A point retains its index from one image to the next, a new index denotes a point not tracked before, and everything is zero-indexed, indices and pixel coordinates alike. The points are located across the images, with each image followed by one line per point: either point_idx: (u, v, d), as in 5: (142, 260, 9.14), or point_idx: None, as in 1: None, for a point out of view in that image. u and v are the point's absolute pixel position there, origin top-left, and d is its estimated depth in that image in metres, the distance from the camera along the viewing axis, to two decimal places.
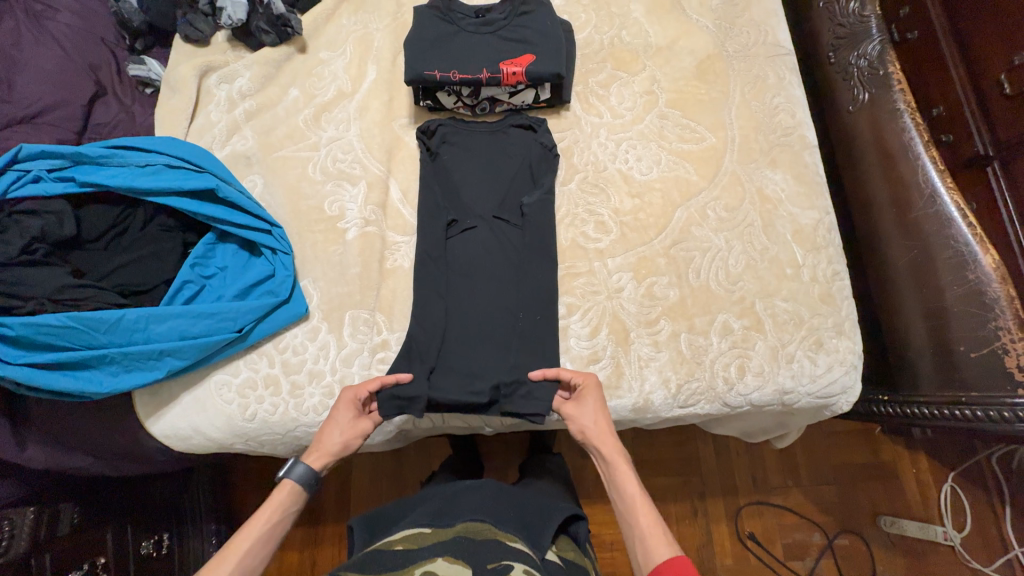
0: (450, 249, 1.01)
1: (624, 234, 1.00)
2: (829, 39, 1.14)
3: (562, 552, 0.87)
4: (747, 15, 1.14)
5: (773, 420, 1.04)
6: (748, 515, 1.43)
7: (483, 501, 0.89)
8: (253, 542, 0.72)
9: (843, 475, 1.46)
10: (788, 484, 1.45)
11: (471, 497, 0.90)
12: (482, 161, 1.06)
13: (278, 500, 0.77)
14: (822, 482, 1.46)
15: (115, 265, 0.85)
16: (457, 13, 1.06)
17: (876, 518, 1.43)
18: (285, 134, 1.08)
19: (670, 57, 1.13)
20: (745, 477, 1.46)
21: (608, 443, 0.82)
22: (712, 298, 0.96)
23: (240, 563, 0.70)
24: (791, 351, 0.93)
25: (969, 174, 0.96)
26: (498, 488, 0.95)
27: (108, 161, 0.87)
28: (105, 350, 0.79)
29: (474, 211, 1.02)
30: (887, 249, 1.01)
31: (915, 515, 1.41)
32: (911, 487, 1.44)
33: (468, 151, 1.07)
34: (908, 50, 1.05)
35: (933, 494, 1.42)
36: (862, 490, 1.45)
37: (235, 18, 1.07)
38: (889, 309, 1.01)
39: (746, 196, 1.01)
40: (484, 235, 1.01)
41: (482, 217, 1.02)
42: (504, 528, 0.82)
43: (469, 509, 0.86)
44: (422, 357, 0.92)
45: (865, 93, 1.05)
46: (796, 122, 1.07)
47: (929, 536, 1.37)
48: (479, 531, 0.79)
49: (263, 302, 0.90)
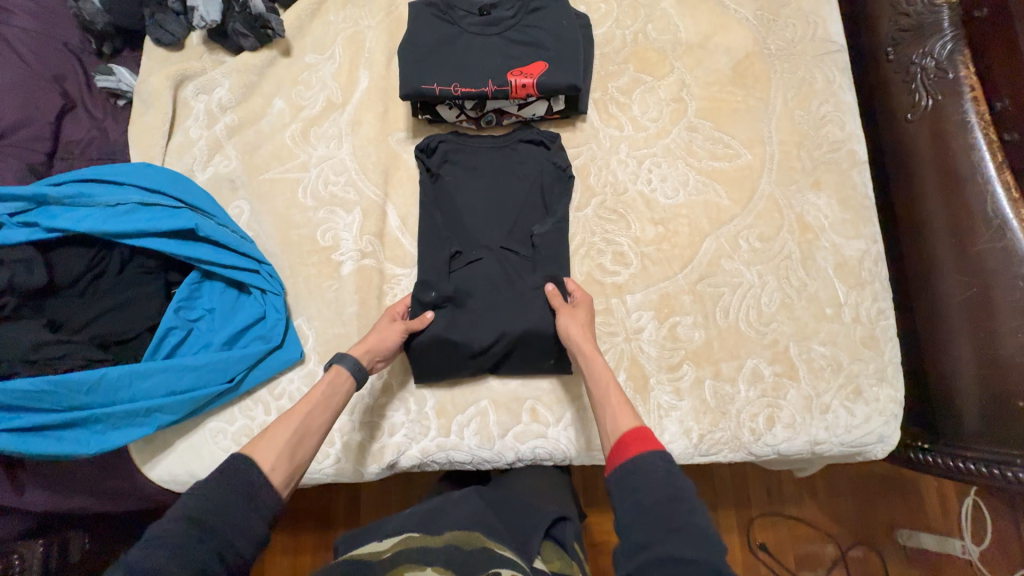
0: (454, 286, 0.90)
1: (645, 267, 0.91)
2: (889, 30, 0.98)
3: (548, 563, 0.71)
4: (794, 4, 0.99)
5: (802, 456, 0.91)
6: (761, 527, 1.28)
7: (471, 508, 0.76)
8: (311, 410, 0.70)
9: (861, 484, 1.30)
10: (803, 496, 1.30)
11: (460, 504, 0.77)
12: (487, 182, 0.95)
13: (328, 380, 0.74)
14: (840, 495, 1.30)
15: (92, 315, 0.78)
16: (457, 10, 0.92)
17: (892, 531, 1.28)
18: (270, 153, 0.98)
19: (702, 57, 0.99)
20: (760, 487, 1.29)
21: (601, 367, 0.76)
22: (742, 341, 0.87)
23: (298, 425, 0.67)
24: (826, 401, 0.85)
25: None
26: (488, 493, 0.82)
27: (78, 202, 0.79)
28: (88, 411, 0.74)
29: (479, 241, 0.92)
30: (940, 284, 0.89)
31: (932, 527, 1.27)
32: (931, 495, 1.29)
33: (471, 170, 0.96)
34: (977, 30, 0.88)
35: (952, 504, 1.28)
36: (881, 501, 1.30)
37: (208, 19, 0.95)
38: (936, 348, 0.90)
39: (784, 225, 0.91)
40: (492, 269, 0.91)
41: (488, 247, 0.92)
42: (496, 538, 0.69)
43: (459, 515, 0.74)
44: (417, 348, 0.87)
45: (929, 98, 0.91)
46: (845, 134, 0.94)
47: (946, 549, 1.23)
48: (470, 537, 0.67)
49: (254, 350, 0.84)
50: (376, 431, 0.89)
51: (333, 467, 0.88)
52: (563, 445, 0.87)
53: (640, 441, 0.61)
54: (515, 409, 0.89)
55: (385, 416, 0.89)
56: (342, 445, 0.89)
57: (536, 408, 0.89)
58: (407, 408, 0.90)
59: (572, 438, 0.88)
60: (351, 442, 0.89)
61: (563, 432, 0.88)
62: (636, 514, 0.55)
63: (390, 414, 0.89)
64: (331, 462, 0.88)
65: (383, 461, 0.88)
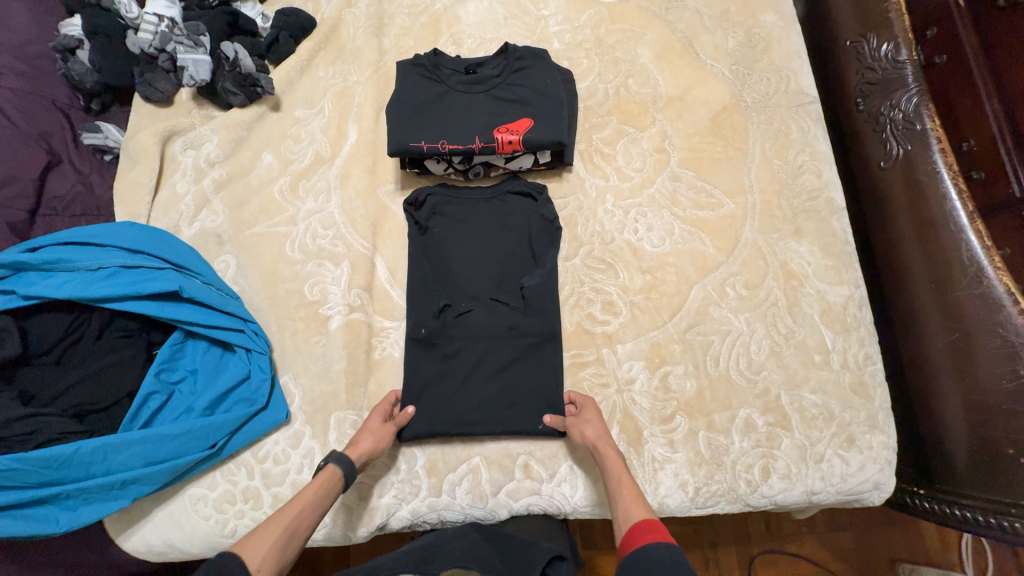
0: (443, 343, 0.89)
1: (635, 316, 0.91)
2: (857, 82, 1.03)
3: None
4: (766, 59, 1.04)
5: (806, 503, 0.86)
6: (762, 566, 1.21)
7: (469, 547, 0.72)
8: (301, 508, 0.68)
9: (858, 516, 1.24)
10: (802, 531, 1.22)
11: (454, 542, 0.74)
12: (475, 234, 0.96)
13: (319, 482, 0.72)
14: (839, 528, 1.22)
15: (69, 384, 0.77)
16: (444, 69, 0.95)
17: (893, 566, 1.20)
18: (258, 207, 0.98)
19: (682, 109, 1.02)
20: (758, 522, 1.23)
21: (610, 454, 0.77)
22: (733, 391, 0.87)
23: (289, 526, 0.65)
24: (820, 450, 0.85)
25: (1002, 219, 0.86)
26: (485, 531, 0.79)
27: (56, 267, 0.78)
28: (60, 487, 0.71)
29: (469, 292, 0.92)
30: (923, 329, 0.90)
31: (933, 562, 1.20)
32: (929, 527, 1.23)
33: (460, 223, 0.96)
34: (937, 75, 0.94)
35: (952, 536, 1.21)
36: (878, 532, 1.23)
37: (197, 78, 0.98)
38: (924, 391, 0.90)
39: (768, 272, 0.92)
40: (483, 320, 0.90)
41: (478, 298, 0.92)
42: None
43: (452, 554, 0.70)
44: (411, 398, 0.87)
45: (899, 147, 0.94)
46: (822, 182, 0.96)
47: None
48: None
49: (238, 413, 0.82)
50: (365, 492, 0.85)
51: (322, 533, 0.84)
52: (558, 501, 0.85)
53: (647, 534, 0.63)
54: (509, 466, 0.86)
55: (375, 477, 0.86)
56: (335, 509, 0.85)
57: (529, 464, 0.86)
58: (396, 468, 0.86)
59: (567, 493, 0.85)
60: (340, 506, 0.85)
61: (558, 488, 0.85)
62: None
63: (380, 474, 0.86)
64: (322, 528, 0.84)
65: (373, 525, 0.84)
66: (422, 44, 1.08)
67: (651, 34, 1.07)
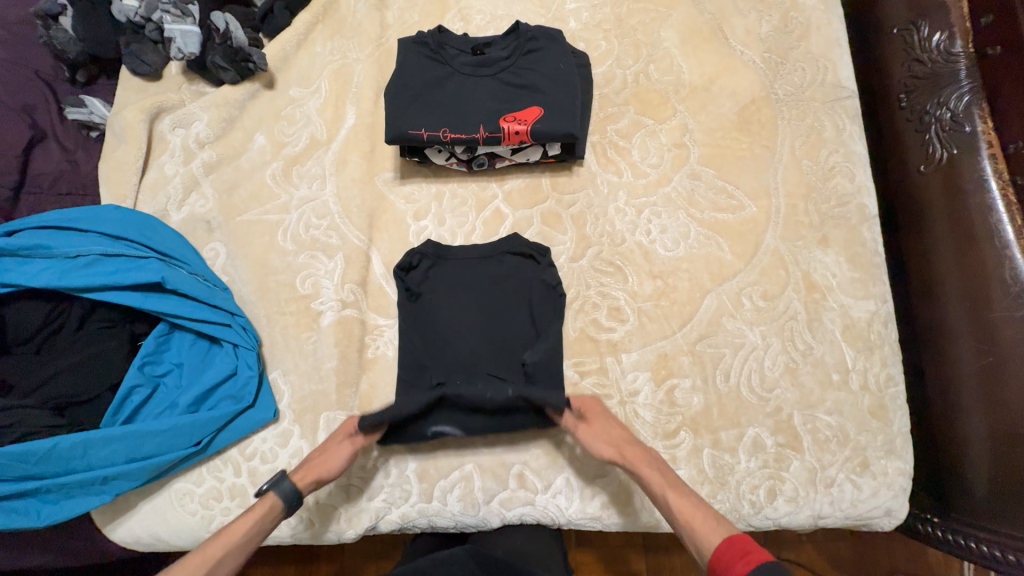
0: (439, 406, 0.81)
1: (642, 324, 0.86)
2: (901, 76, 0.93)
3: None
4: (803, 47, 0.95)
5: (813, 526, 0.82)
6: None
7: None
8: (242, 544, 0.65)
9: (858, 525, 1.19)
10: (801, 538, 1.18)
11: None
12: (472, 300, 0.87)
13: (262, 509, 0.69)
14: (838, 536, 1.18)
15: (48, 374, 0.74)
16: (449, 49, 0.87)
17: None
18: (249, 193, 0.93)
19: (706, 100, 0.94)
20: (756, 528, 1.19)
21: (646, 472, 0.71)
22: (743, 408, 0.82)
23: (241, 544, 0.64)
24: (831, 474, 0.80)
25: None
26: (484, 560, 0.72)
27: (33, 254, 0.75)
28: (40, 481, 0.69)
29: (464, 367, 0.83)
30: (953, 349, 0.83)
31: None
32: None
33: (455, 284, 0.88)
34: (986, 68, 0.83)
35: None
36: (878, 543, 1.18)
37: (185, 51, 0.91)
38: (947, 417, 0.84)
39: (789, 282, 0.86)
40: (482, 378, 0.83)
41: (474, 371, 0.83)
42: None
43: None
44: (410, 383, 0.83)
45: (944, 151, 0.86)
46: (855, 187, 0.89)
47: None
48: None
49: (223, 411, 0.78)
50: (353, 495, 0.83)
51: (306, 531, 0.82)
52: (552, 513, 0.82)
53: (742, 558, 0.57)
54: (502, 475, 0.83)
55: (363, 479, 0.83)
56: (302, 506, 0.83)
57: (524, 474, 0.83)
58: (386, 471, 0.83)
59: (563, 505, 0.82)
60: (326, 507, 0.83)
61: (554, 499, 0.82)
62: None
63: (369, 478, 0.83)
64: (283, 525, 0.82)
65: (361, 527, 0.82)
66: (428, 20, 1.00)
67: (677, 15, 0.98)
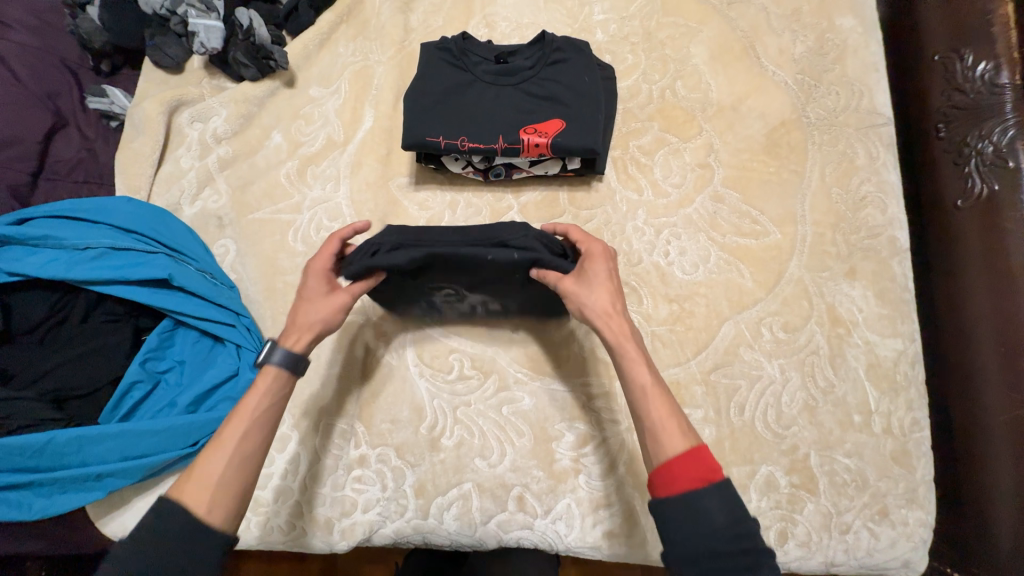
0: (437, 291, 0.81)
1: (655, 349, 0.83)
2: (941, 105, 0.89)
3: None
4: (838, 69, 0.91)
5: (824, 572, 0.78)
6: None
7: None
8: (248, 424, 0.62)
9: None
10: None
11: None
12: (460, 278, 0.76)
13: (262, 383, 0.65)
14: None
15: (50, 367, 0.73)
16: (472, 56, 0.86)
17: None
18: (263, 191, 0.92)
19: (734, 120, 0.91)
20: None
21: (627, 349, 0.64)
22: (757, 445, 0.78)
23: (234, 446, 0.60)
24: (847, 520, 0.76)
25: None
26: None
27: (44, 244, 0.75)
28: (34, 475, 0.68)
29: (459, 290, 0.80)
30: (981, 394, 0.79)
31: None
32: None
33: (439, 266, 0.74)
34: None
35: None
36: None
37: (207, 45, 0.91)
38: (973, 467, 0.80)
39: (812, 315, 0.82)
40: (483, 287, 0.79)
41: (469, 295, 0.81)
42: None
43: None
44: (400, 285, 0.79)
45: (984, 186, 0.81)
46: (887, 219, 0.85)
47: None
48: None
49: (220, 413, 0.77)
50: (348, 506, 0.81)
51: (297, 541, 0.80)
52: (550, 539, 0.79)
53: (696, 474, 0.54)
54: (501, 496, 0.80)
55: (359, 491, 0.81)
56: (296, 515, 0.80)
57: (523, 497, 0.80)
58: (383, 484, 0.81)
59: (562, 532, 0.79)
60: (321, 518, 0.81)
61: (553, 525, 0.79)
62: (688, 550, 0.51)
63: (365, 489, 0.81)
64: (275, 534, 0.80)
65: (354, 539, 0.80)
66: (452, 25, 0.98)
67: (708, 31, 0.95)
